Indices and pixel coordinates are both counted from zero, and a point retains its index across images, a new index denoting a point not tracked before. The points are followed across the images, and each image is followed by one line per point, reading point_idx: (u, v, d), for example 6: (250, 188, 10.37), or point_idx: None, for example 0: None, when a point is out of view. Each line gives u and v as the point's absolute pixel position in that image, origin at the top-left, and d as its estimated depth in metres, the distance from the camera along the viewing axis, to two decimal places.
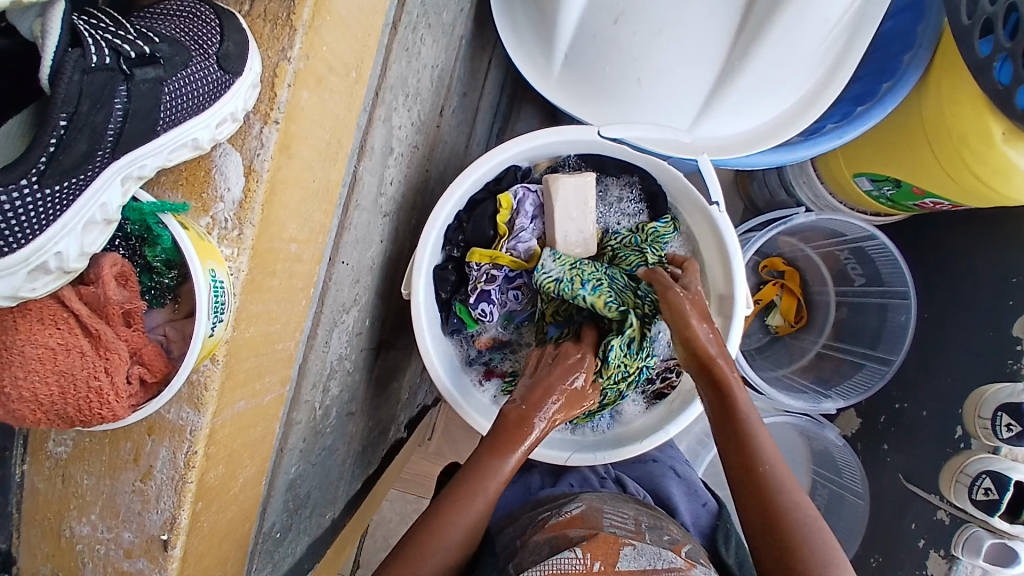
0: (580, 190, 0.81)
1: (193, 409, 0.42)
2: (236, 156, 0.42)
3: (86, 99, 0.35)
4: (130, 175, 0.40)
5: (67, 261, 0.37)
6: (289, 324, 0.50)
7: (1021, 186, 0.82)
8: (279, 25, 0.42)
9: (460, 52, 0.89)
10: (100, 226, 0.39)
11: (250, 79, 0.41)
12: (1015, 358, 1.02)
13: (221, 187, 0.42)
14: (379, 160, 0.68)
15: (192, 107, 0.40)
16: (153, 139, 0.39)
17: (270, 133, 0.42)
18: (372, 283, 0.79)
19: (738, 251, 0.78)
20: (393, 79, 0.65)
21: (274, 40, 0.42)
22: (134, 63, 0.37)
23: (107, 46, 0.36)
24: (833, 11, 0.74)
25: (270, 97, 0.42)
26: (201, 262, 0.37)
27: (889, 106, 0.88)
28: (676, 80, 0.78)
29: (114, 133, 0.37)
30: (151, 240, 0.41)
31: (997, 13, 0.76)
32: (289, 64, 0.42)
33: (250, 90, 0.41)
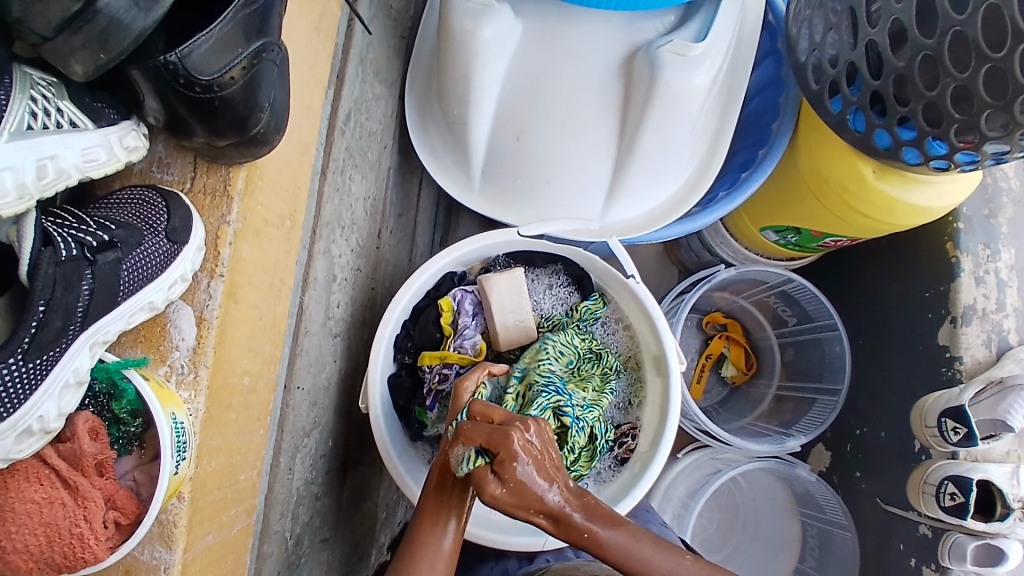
0: (511, 285, 0.89)
1: (164, 548, 0.44)
2: (188, 309, 0.47)
3: (59, 285, 0.43)
4: (97, 340, 0.44)
5: (48, 422, 0.41)
6: (249, 453, 0.54)
7: (903, 213, 0.95)
8: (218, 195, 0.50)
9: (389, 181, 1.00)
10: (74, 388, 0.43)
11: (196, 244, 0.47)
12: (947, 365, 1.09)
13: (176, 337, 0.47)
14: (323, 288, 0.75)
15: (144, 278, 0.46)
16: (113, 309, 0.45)
17: (217, 285, 0.48)
18: (331, 402, 0.83)
19: (660, 314, 0.86)
20: (328, 216, 0.73)
21: (214, 208, 0.49)
22: (97, 250, 0.46)
23: (73, 241, 0.44)
24: (695, 104, 0.87)
25: (214, 255, 0.49)
26: (163, 408, 0.42)
27: (768, 169, 1.02)
28: (579, 176, 0.90)
29: (83, 308, 0.44)
30: (118, 394, 0.44)
31: (839, 74, 0.87)
32: (229, 226, 0.49)
33: (196, 253, 0.47)
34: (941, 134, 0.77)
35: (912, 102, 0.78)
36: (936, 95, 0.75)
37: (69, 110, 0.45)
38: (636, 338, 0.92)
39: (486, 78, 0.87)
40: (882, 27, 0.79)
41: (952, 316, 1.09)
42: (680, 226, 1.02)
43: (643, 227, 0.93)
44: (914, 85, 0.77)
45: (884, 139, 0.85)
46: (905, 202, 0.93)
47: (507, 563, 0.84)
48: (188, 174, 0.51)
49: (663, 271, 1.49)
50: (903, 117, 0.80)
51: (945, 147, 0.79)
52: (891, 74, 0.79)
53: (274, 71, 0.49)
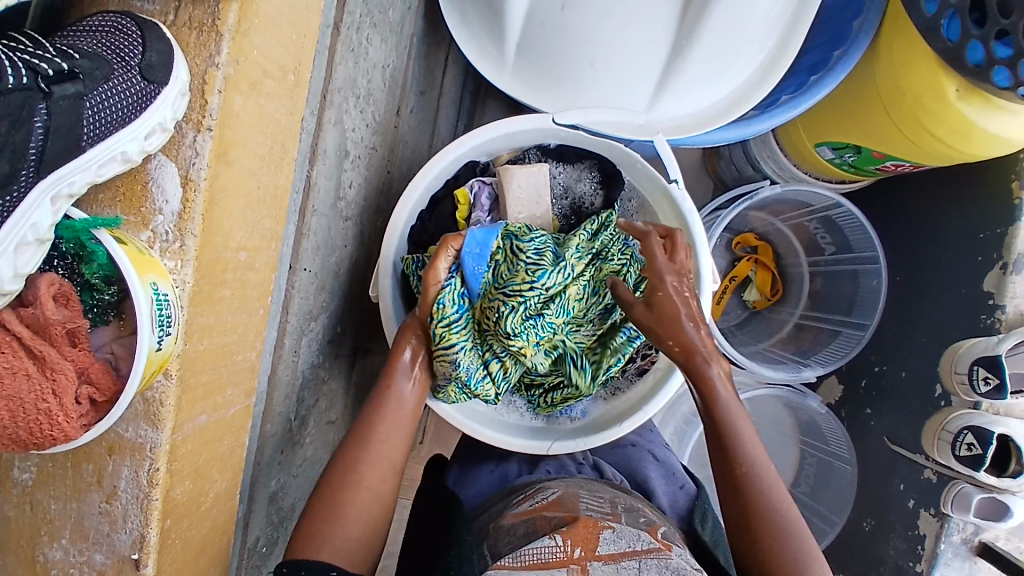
0: (532, 181, 0.82)
1: (151, 426, 0.42)
2: (171, 166, 0.41)
3: (3, 119, 0.36)
4: (59, 193, 0.39)
5: (1, 284, 0.36)
6: (248, 333, 0.50)
7: (982, 141, 0.83)
8: (205, 32, 0.41)
9: (412, 51, 0.89)
10: (34, 246, 0.38)
11: (177, 87, 0.40)
12: (987, 313, 1.02)
13: (159, 200, 0.41)
14: (334, 164, 0.68)
15: (117, 121, 0.40)
16: (76, 157, 0.39)
17: (204, 141, 0.41)
18: (339, 289, 0.79)
19: (698, 224, 0.79)
20: (340, 81, 0.65)
21: (201, 47, 0.41)
22: (53, 81, 0.39)
23: (23, 66, 0.37)
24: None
25: (201, 105, 0.41)
26: (140, 277, 0.37)
27: (842, 73, 0.89)
28: (628, 63, 0.79)
29: (36, 151, 0.38)
30: (88, 257, 0.39)
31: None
32: (218, 70, 0.41)
33: (178, 98, 0.40)
34: None
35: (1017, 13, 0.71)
36: None
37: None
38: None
39: None
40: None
41: (1003, 262, 1.01)
42: (732, 130, 0.92)
43: (694, 127, 0.83)
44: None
45: (976, 54, 0.76)
46: (985, 127, 0.82)
47: (507, 467, 0.83)
48: (171, 4, 0.42)
49: (699, 183, 1.39)
50: (1003, 30, 0.73)
51: None
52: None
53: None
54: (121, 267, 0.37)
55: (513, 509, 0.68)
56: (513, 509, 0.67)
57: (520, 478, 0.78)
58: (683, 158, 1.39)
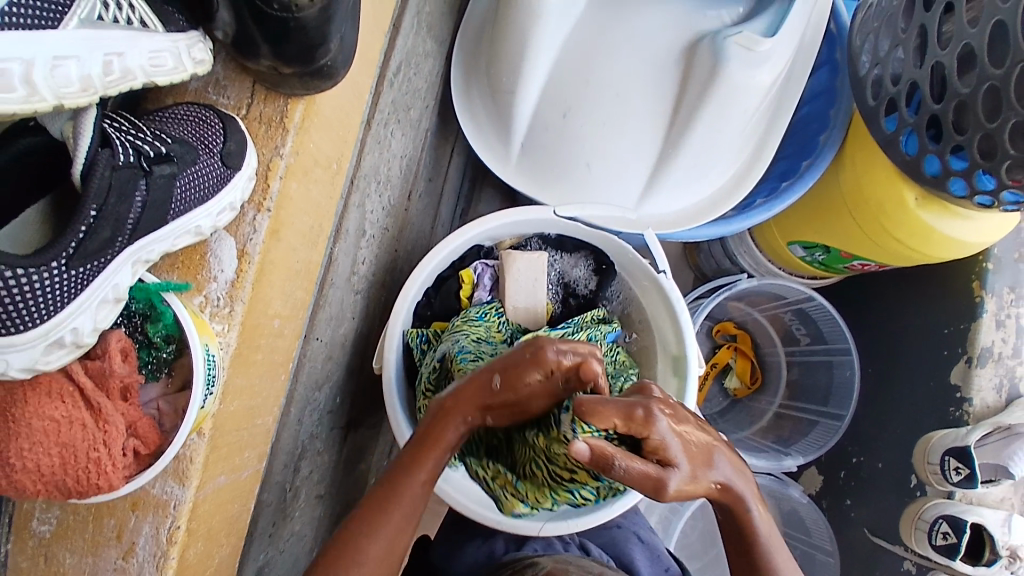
0: (531, 268, 0.88)
1: (178, 483, 0.43)
2: (230, 240, 0.46)
3: (114, 193, 0.40)
4: (139, 259, 0.43)
5: (81, 336, 0.40)
6: (269, 398, 0.52)
7: (939, 244, 0.93)
8: (274, 126, 0.48)
9: (425, 143, 0.98)
10: (111, 304, 0.41)
11: (248, 172, 0.47)
12: (956, 405, 1.09)
13: (215, 268, 0.46)
14: (353, 242, 0.74)
15: (197, 199, 0.45)
16: (156, 230, 0.43)
17: (263, 220, 0.47)
18: (344, 359, 0.81)
19: (686, 314, 0.84)
20: (366, 168, 0.72)
21: (268, 139, 0.48)
22: (153, 162, 0.43)
23: (131, 148, 0.41)
24: (752, 100, 0.85)
25: (263, 188, 0.48)
26: (199, 336, 0.41)
27: (810, 181, 1.00)
28: (621, 164, 0.88)
29: (133, 221, 0.41)
30: (154, 318, 0.43)
31: (900, 92, 0.84)
32: (281, 159, 0.48)
33: (247, 181, 0.47)
34: (992, 168, 0.75)
35: (970, 130, 0.76)
36: (995, 127, 0.73)
37: (140, 7, 0.44)
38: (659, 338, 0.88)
39: (540, 46, 0.83)
40: (982, 28, 0.72)
41: (968, 355, 1.08)
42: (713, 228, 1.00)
43: (681, 222, 0.92)
44: (975, 114, 0.75)
45: (933, 166, 0.82)
46: (942, 232, 0.91)
47: (494, 544, 0.83)
48: (245, 100, 0.49)
49: (681, 273, 1.47)
50: (958, 146, 0.79)
51: (993, 183, 0.77)
52: (953, 99, 0.77)
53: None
54: (184, 330, 0.41)
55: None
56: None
57: (506, 554, 0.78)
58: (666, 250, 1.49)
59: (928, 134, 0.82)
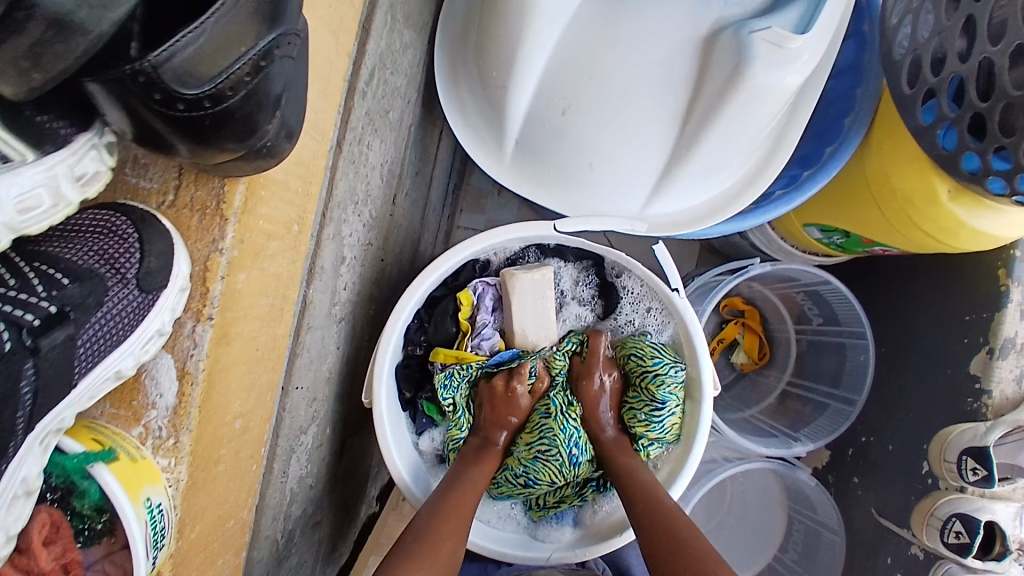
0: (536, 288, 0.84)
1: None
2: (168, 359, 0.43)
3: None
4: (48, 431, 0.41)
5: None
6: (240, 494, 0.48)
7: (970, 239, 0.85)
8: (208, 215, 0.44)
9: (409, 139, 0.89)
10: (23, 498, 0.39)
11: (178, 284, 0.43)
12: (974, 396, 1.02)
13: (153, 393, 0.43)
14: (330, 275, 0.67)
15: (108, 344, 0.43)
16: (63, 396, 0.42)
17: (203, 331, 0.43)
18: (331, 392, 0.76)
19: (699, 332, 0.78)
20: (340, 195, 0.64)
21: (204, 231, 0.44)
22: (41, 332, 0.42)
23: (7, 326, 0.41)
24: (777, 102, 0.74)
25: (202, 292, 0.44)
26: (132, 504, 0.38)
27: (834, 170, 0.91)
28: (627, 167, 0.79)
29: (31, 398, 0.40)
30: (80, 492, 0.42)
31: (940, 84, 0.75)
32: (222, 256, 0.44)
33: (179, 293, 0.43)
34: None
35: (1021, 133, 0.67)
36: None
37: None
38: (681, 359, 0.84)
39: (535, 37, 0.72)
40: None
41: (989, 347, 1.01)
42: (728, 224, 0.92)
43: (692, 223, 0.83)
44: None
45: (972, 163, 0.74)
46: (975, 227, 0.83)
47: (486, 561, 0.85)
48: (171, 183, 0.46)
49: (687, 246, 1.39)
50: (1001, 146, 0.70)
51: None
52: (1002, 100, 0.69)
53: (289, 64, 0.43)
54: (115, 498, 0.38)
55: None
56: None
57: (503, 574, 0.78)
58: None
59: (970, 129, 0.73)
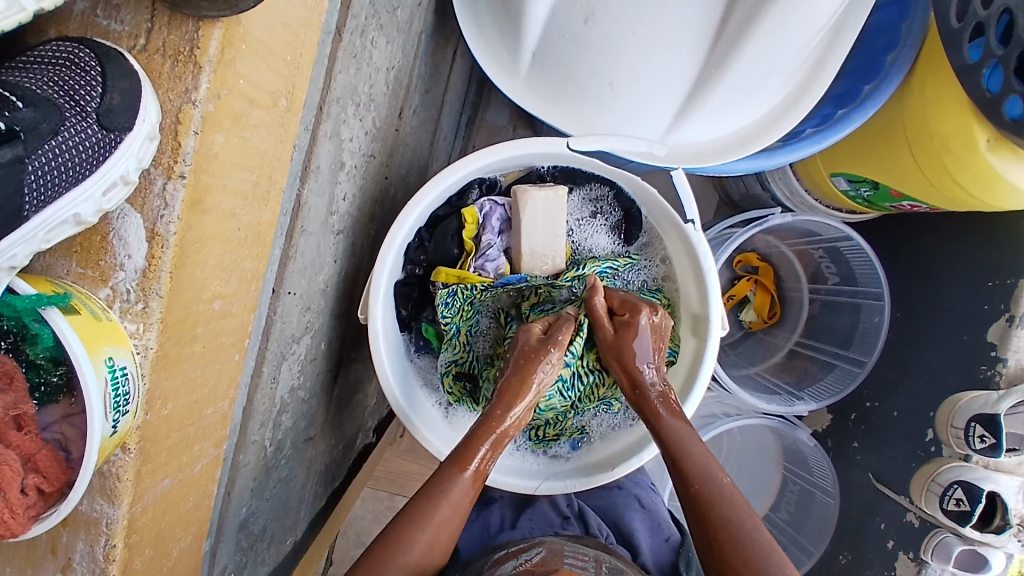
0: (549, 205, 0.80)
1: (108, 501, 0.39)
2: (136, 217, 0.37)
3: None
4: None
5: None
6: (219, 385, 0.47)
7: (1003, 194, 0.79)
8: (182, 62, 0.37)
9: (419, 49, 0.84)
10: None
11: (145, 131, 0.36)
12: (988, 363, 0.99)
13: (120, 254, 0.38)
14: (328, 178, 0.63)
15: (68, 180, 0.37)
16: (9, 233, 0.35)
17: (175, 191, 0.37)
18: (326, 306, 0.74)
19: (711, 267, 0.75)
20: (339, 90, 0.60)
21: (176, 79, 0.37)
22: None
23: None
24: (821, 15, 0.70)
25: (173, 147, 0.37)
26: (92, 358, 0.35)
27: (872, 109, 0.84)
28: (651, 86, 0.74)
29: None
30: (30, 338, 0.39)
31: (989, 19, 0.73)
32: (194, 108, 0.37)
33: (145, 142, 0.36)
34: None
35: None
36: None
37: None
38: (686, 298, 0.81)
39: None
40: None
41: (1010, 314, 0.98)
42: (751, 161, 0.87)
43: (710, 157, 0.79)
44: None
45: (1014, 109, 0.72)
46: (1010, 180, 0.78)
47: (489, 521, 0.86)
48: (143, 25, 0.38)
49: (705, 195, 1.34)
50: None
51: None
52: None
53: None
54: (69, 349, 0.34)
55: (495, 566, 0.66)
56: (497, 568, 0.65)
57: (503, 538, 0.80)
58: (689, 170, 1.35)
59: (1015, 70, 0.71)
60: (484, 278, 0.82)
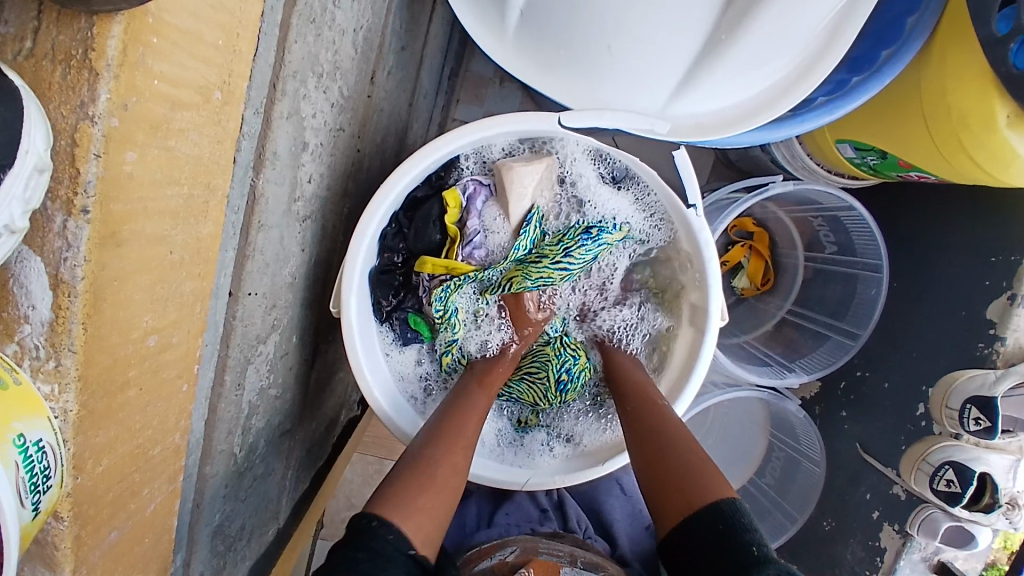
0: (535, 181, 0.74)
1: (49, 570, 0.35)
2: (37, 261, 0.30)
3: None
4: None
5: None
6: (167, 421, 0.42)
7: (1020, 172, 0.74)
8: (74, 68, 0.29)
9: (392, 1, 0.74)
10: None
11: (31, 162, 0.29)
12: (986, 342, 0.97)
13: (23, 304, 0.31)
14: (288, 164, 0.56)
15: None
16: None
17: (78, 229, 0.30)
18: (295, 297, 0.68)
19: (714, 257, 0.70)
20: (296, 62, 0.51)
21: (68, 91, 0.29)
22: None
23: None
24: None
25: (71, 176, 0.30)
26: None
27: (889, 78, 0.77)
28: (654, 54, 0.66)
29: None
30: None
31: None
32: (94, 125, 0.29)
33: (34, 175, 0.29)
34: None
35: None
36: None
37: None
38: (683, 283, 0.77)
39: None
40: None
41: (1012, 292, 0.94)
42: (757, 133, 0.81)
43: (715, 130, 0.73)
44: None
45: None
46: None
47: (465, 519, 0.83)
48: (29, 29, 0.30)
49: (702, 156, 1.27)
50: None
51: None
52: None
53: None
54: None
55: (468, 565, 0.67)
56: (469, 568, 0.65)
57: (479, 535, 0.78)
58: None
59: None
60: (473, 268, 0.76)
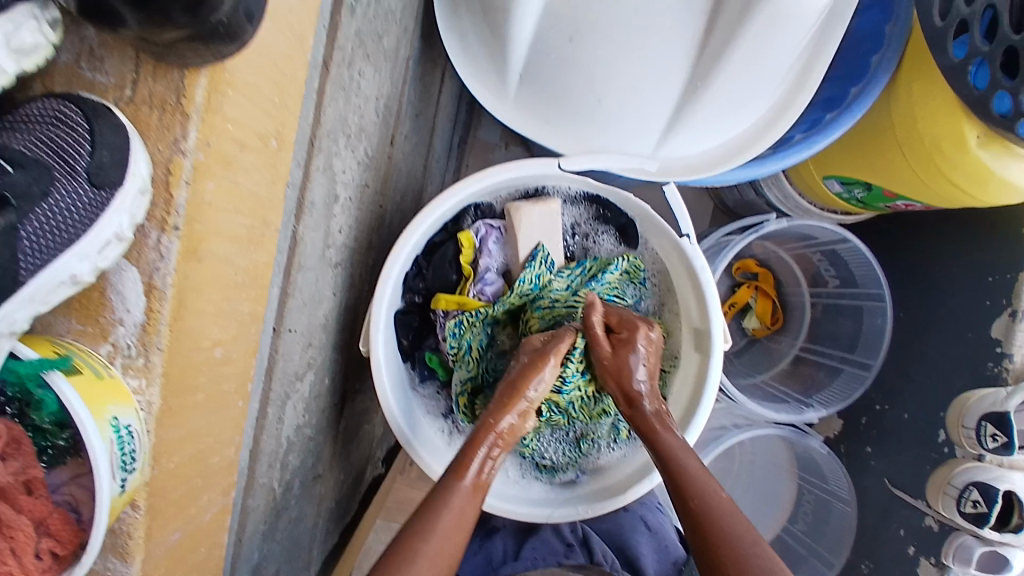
0: (540, 220, 0.81)
1: (120, 560, 0.40)
2: (133, 271, 0.38)
3: None
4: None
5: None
6: (225, 432, 0.46)
7: (998, 190, 0.79)
8: (169, 112, 0.37)
9: (407, 74, 0.84)
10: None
11: (136, 185, 0.37)
12: (994, 361, 0.97)
13: (120, 308, 0.39)
14: (323, 213, 0.63)
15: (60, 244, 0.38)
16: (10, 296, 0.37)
17: (170, 242, 0.38)
18: (327, 339, 0.73)
19: (710, 281, 0.75)
20: (330, 122, 0.59)
21: (165, 130, 0.37)
22: None
23: None
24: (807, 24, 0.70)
25: (166, 199, 0.37)
26: (95, 417, 0.37)
27: (860, 113, 0.84)
28: (641, 101, 0.74)
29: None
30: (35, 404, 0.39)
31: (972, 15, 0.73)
32: (185, 157, 0.37)
33: (138, 196, 0.37)
34: None
35: None
36: None
37: None
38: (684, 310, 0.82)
39: None
40: None
41: (1012, 308, 0.96)
42: (744, 170, 0.87)
43: (704, 168, 0.80)
44: None
45: (1003, 104, 0.71)
46: (1006, 176, 0.77)
47: (492, 550, 0.85)
48: (128, 76, 0.38)
49: (700, 203, 1.34)
50: None
51: None
52: None
53: None
54: (75, 414, 0.37)
55: None
56: None
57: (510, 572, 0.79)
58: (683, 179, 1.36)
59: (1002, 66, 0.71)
60: (485, 303, 0.82)
